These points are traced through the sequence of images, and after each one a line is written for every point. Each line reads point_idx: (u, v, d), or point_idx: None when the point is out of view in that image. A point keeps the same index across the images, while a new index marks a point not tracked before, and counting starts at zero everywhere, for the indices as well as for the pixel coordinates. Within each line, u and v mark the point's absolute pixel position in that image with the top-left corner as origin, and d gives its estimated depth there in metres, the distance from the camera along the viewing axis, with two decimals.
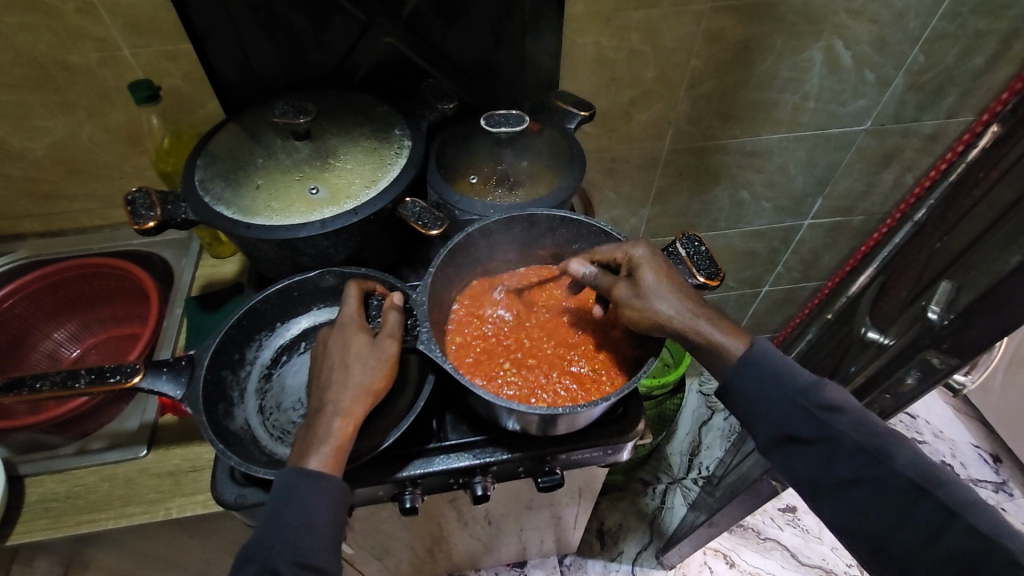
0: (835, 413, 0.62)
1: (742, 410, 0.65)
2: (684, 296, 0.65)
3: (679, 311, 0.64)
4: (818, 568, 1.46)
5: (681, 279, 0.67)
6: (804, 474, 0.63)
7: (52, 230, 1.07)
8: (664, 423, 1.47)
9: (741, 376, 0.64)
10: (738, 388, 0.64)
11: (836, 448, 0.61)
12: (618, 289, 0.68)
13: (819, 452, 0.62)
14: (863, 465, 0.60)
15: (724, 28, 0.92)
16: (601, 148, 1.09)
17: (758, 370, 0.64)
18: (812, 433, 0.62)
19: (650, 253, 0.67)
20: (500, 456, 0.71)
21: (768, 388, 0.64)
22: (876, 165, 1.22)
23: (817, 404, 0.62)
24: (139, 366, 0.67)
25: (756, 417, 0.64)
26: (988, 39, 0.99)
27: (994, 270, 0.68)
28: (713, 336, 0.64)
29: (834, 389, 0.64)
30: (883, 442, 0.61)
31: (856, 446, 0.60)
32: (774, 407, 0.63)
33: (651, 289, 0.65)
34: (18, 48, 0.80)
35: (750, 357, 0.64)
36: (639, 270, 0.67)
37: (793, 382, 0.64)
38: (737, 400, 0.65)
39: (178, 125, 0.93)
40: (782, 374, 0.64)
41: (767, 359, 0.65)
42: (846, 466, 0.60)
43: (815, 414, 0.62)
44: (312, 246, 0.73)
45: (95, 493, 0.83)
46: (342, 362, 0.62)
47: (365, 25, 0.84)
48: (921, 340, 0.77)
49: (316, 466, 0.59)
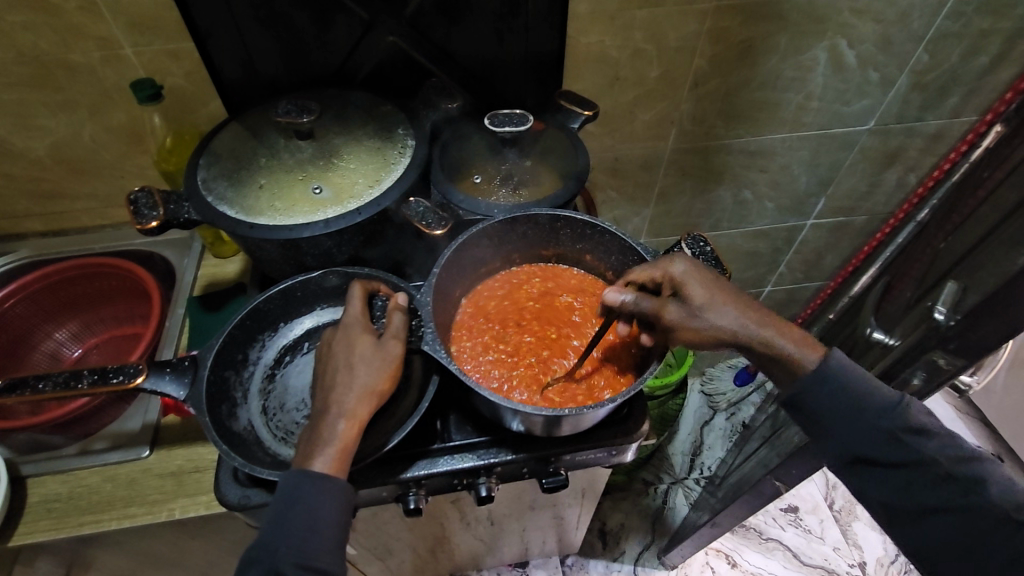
0: (921, 436, 0.62)
1: (821, 427, 0.66)
2: (737, 307, 0.66)
3: (737, 324, 0.65)
4: (820, 568, 1.45)
5: (727, 288, 0.66)
6: (883, 495, 0.65)
7: (53, 229, 1.06)
8: (666, 423, 1.46)
9: (817, 391, 0.64)
10: (814, 402, 0.65)
11: (926, 474, 0.62)
12: (666, 311, 0.66)
13: (904, 477, 0.63)
14: (953, 493, 0.61)
15: (728, 27, 0.91)
16: (604, 148, 1.08)
17: (836, 387, 0.64)
18: (898, 458, 0.62)
19: (691, 267, 0.66)
20: (503, 457, 0.71)
21: (849, 409, 0.64)
22: (879, 165, 1.22)
23: (904, 428, 0.62)
24: (141, 367, 0.67)
25: (830, 434, 0.65)
26: (992, 39, 0.99)
27: (1001, 271, 0.68)
28: (782, 344, 0.65)
29: (918, 408, 0.64)
30: (972, 468, 0.61)
31: (945, 473, 0.61)
32: (857, 429, 0.64)
33: (702, 306, 0.65)
34: (19, 47, 0.80)
35: (829, 367, 0.64)
36: (686, 288, 0.66)
37: (877, 403, 0.63)
38: (812, 414, 0.66)
39: (180, 125, 0.92)
40: (865, 395, 0.63)
41: (847, 375, 0.64)
42: (934, 492, 0.62)
43: (902, 440, 0.62)
44: (315, 246, 0.73)
45: (97, 494, 0.82)
46: (346, 364, 0.62)
47: (368, 24, 0.83)
48: (928, 341, 0.76)
49: (320, 469, 0.58)
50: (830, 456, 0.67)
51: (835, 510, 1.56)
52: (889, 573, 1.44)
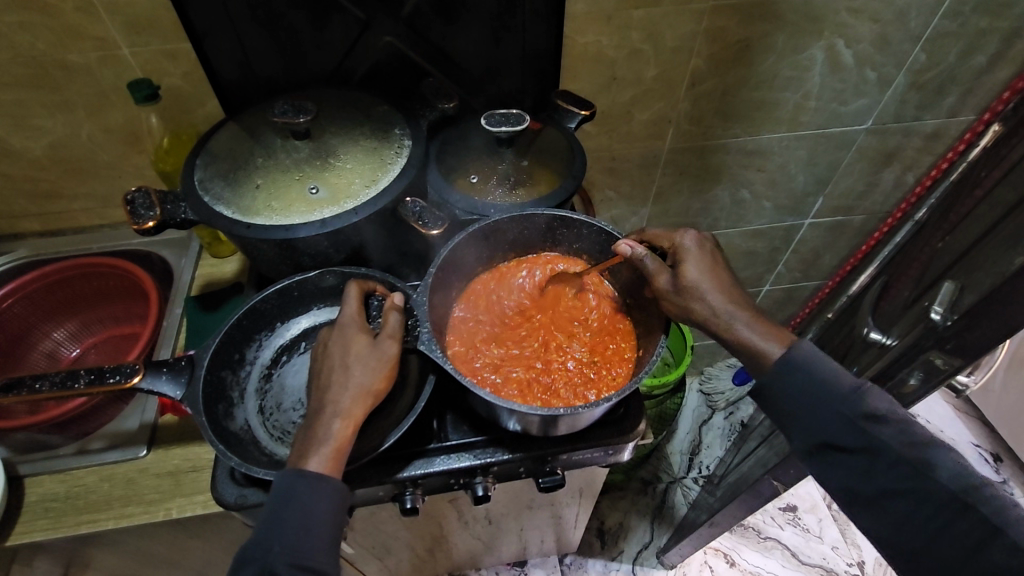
0: (880, 423, 0.61)
1: (781, 411, 0.66)
2: (726, 289, 0.67)
3: (722, 306, 0.66)
4: (818, 568, 1.46)
5: (723, 273, 0.68)
6: (842, 481, 0.64)
7: (51, 229, 1.06)
8: (664, 422, 1.47)
9: (782, 378, 0.64)
10: (779, 388, 0.65)
11: (878, 458, 0.61)
12: (660, 278, 0.68)
13: (857, 461, 0.62)
14: (906, 478, 0.60)
15: (725, 27, 0.91)
16: (602, 147, 1.08)
17: (800, 373, 0.64)
18: (853, 443, 0.62)
19: (697, 244, 0.70)
20: (500, 457, 0.71)
21: (808, 393, 0.63)
22: (876, 165, 1.22)
23: (861, 413, 0.62)
24: (138, 366, 0.67)
25: (794, 420, 0.65)
26: (989, 38, 0.99)
27: (998, 271, 0.68)
28: (749, 337, 0.66)
29: (879, 395, 0.62)
30: (928, 454, 0.60)
31: (897, 457, 0.60)
32: (815, 414, 0.63)
33: (694, 280, 0.67)
34: (17, 47, 0.80)
35: (791, 359, 0.64)
36: (684, 260, 0.69)
37: (836, 389, 0.62)
38: (777, 401, 0.65)
39: (177, 125, 0.92)
40: (824, 381, 0.63)
41: (809, 362, 0.64)
42: (887, 477, 0.61)
43: (856, 425, 0.61)
44: (312, 246, 0.73)
45: (95, 493, 0.83)
46: (342, 363, 0.62)
47: (365, 24, 0.83)
48: (925, 341, 0.77)
49: (315, 468, 0.59)
50: (793, 444, 0.67)
51: (833, 510, 1.56)
52: (887, 572, 1.44)
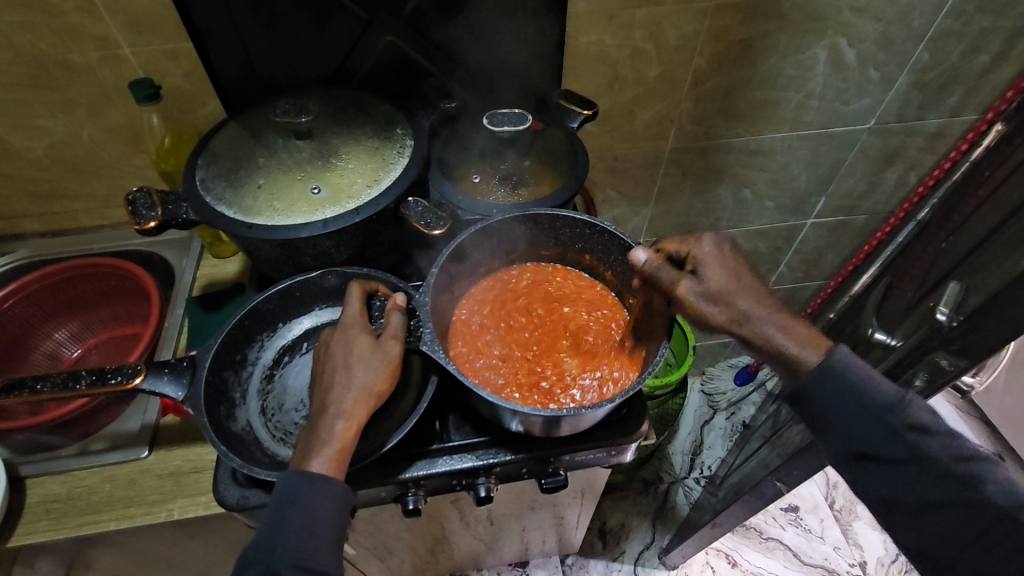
0: (922, 434, 0.60)
1: (820, 418, 0.64)
2: (750, 295, 0.65)
3: (749, 312, 0.65)
4: (820, 568, 1.45)
5: (745, 277, 0.67)
6: (883, 492, 0.62)
7: (52, 230, 1.06)
8: (666, 423, 1.46)
9: (821, 386, 0.62)
10: (818, 397, 0.63)
11: (922, 469, 0.59)
12: (682, 283, 0.67)
13: (901, 472, 0.60)
14: (951, 492, 0.58)
15: (728, 26, 0.91)
16: (604, 147, 1.08)
17: (838, 382, 0.62)
18: (895, 453, 0.60)
19: (715, 249, 0.68)
20: (502, 458, 0.71)
21: (851, 403, 0.61)
22: (879, 165, 1.22)
23: (902, 424, 0.60)
24: (140, 368, 0.67)
25: (834, 430, 0.63)
26: (992, 37, 0.99)
27: (1004, 272, 0.67)
28: (781, 342, 0.64)
29: (921, 405, 0.60)
30: (973, 467, 0.58)
31: (942, 469, 0.59)
32: (857, 423, 0.61)
33: (716, 288, 0.66)
34: (18, 46, 0.79)
35: (834, 365, 0.62)
36: (703, 267, 0.67)
37: (874, 398, 0.61)
38: (815, 409, 0.64)
39: (178, 125, 0.92)
40: (867, 391, 0.61)
41: (849, 371, 0.61)
42: (932, 490, 0.59)
43: (901, 435, 0.60)
44: (313, 246, 0.73)
45: (96, 494, 0.82)
46: (344, 364, 0.62)
47: (367, 23, 0.83)
48: (931, 341, 0.76)
49: (317, 470, 0.58)
50: (832, 451, 0.65)
51: (835, 510, 1.56)
52: (889, 572, 1.44)
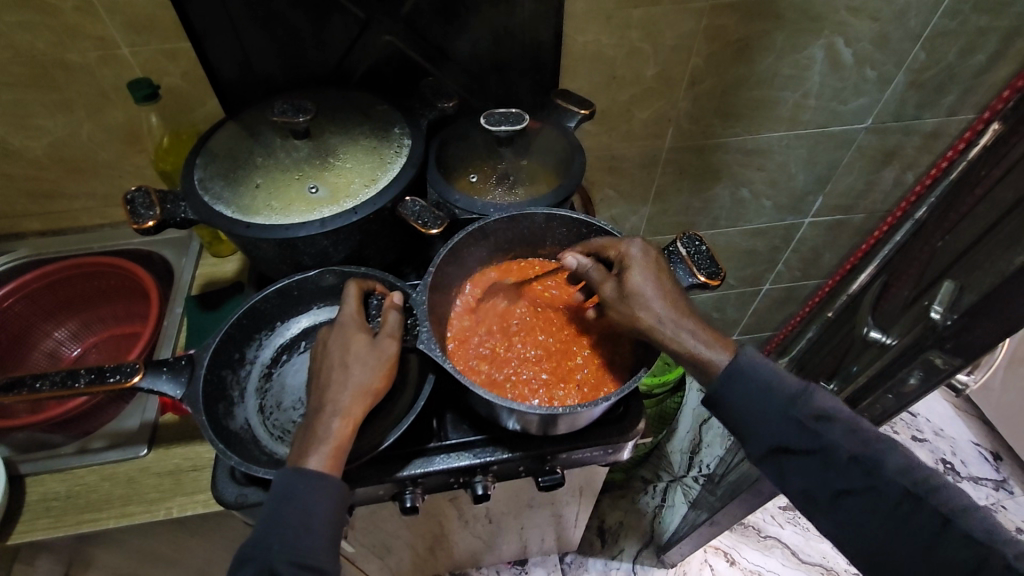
0: (827, 422, 0.62)
1: (734, 420, 0.65)
2: (670, 297, 0.65)
3: (662, 315, 0.64)
4: (818, 566, 1.46)
5: (670, 280, 0.66)
6: (798, 485, 0.64)
7: (52, 229, 1.07)
8: (665, 422, 1.47)
9: (730, 388, 0.63)
10: (728, 399, 0.64)
11: (830, 459, 0.61)
12: (605, 286, 0.68)
13: (813, 464, 0.62)
14: (860, 477, 0.61)
15: (724, 25, 0.91)
16: (602, 147, 1.09)
17: (747, 382, 0.63)
18: (806, 445, 0.62)
19: (642, 253, 0.67)
20: (500, 456, 0.71)
21: (760, 400, 0.63)
22: (876, 163, 1.22)
23: (810, 414, 0.62)
24: (138, 366, 0.67)
25: (749, 428, 0.64)
26: (989, 37, 0.99)
27: (998, 271, 0.68)
28: (691, 347, 0.63)
29: (823, 395, 0.64)
30: (877, 450, 0.61)
31: (849, 457, 0.61)
32: (767, 419, 0.63)
33: (637, 288, 0.65)
34: (17, 46, 0.80)
35: (737, 367, 0.63)
36: (630, 268, 0.66)
37: (781, 392, 0.63)
38: (727, 410, 0.64)
39: (177, 124, 0.92)
40: (772, 385, 0.63)
41: (756, 368, 0.64)
42: (842, 477, 0.61)
43: (809, 428, 0.62)
44: (311, 246, 0.73)
45: (95, 492, 0.83)
46: (341, 363, 0.62)
47: (364, 23, 0.83)
48: (925, 340, 0.76)
49: (315, 467, 0.59)
50: (748, 449, 0.65)
51: None
52: None
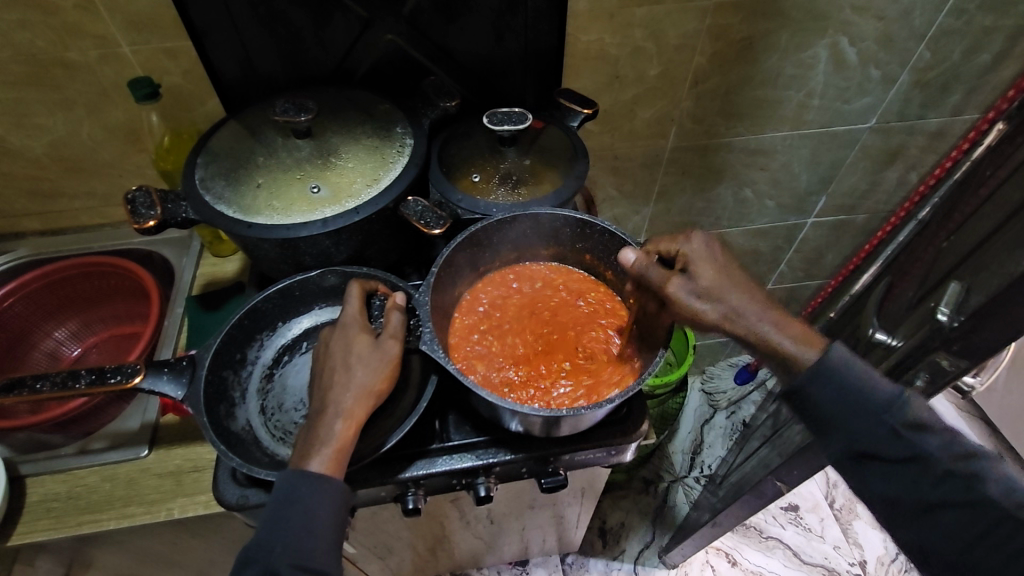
0: (922, 432, 0.59)
1: (821, 422, 0.63)
2: (743, 293, 0.65)
3: (742, 310, 0.64)
4: (820, 567, 1.45)
5: (738, 275, 0.66)
6: (885, 491, 0.62)
7: (51, 229, 1.06)
8: (666, 422, 1.46)
9: (817, 390, 0.62)
10: (814, 397, 0.62)
11: (923, 468, 0.59)
12: (674, 286, 0.65)
13: (905, 472, 0.60)
14: (956, 490, 0.59)
15: (728, 24, 0.91)
16: (604, 146, 1.08)
17: (835, 384, 0.61)
18: (898, 454, 0.60)
19: (705, 247, 0.67)
20: (502, 458, 0.71)
21: (849, 406, 0.61)
22: (880, 163, 1.21)
23: (903, 424, 0.59)
24: (139, 367, 0.67)
25: (833, 431, 0.62)
26: (994, 36, 0.98)
27: (1005, 272, 0.67)
28: (776, 340, 0.64)
29: (920, 402, 0.60)
30: (975, 465, 0.59)
31: (944, 469, 0.59)
32: (857, 424, 0.61)
33: (711, 285, 0.65)
34: (16, 45, 0.79)
35: (831, 363, 0.62)
36: (695, 267, 0.66)
37: (873, 398, 0.60)
38: (814, 412, 0.63)
39: (178, 124, 0.92)
40: (863, 390, 0.60)
41: (848, 369, 0.61)
42: (932, 490, 0.60)
43: (903, 437, 0.59)
44: (313, 246, 0.73)
45: (96, 493, 0.82)
46: (344, 364, 0.62)
47: (366, 22, 0.83)
48: (931, 341, 0.76)
49: (317, 469, 0.58)
50: (829, 450, 0.64)
51: (835, 509, 1.56)
52: (889, 571, 1.44)
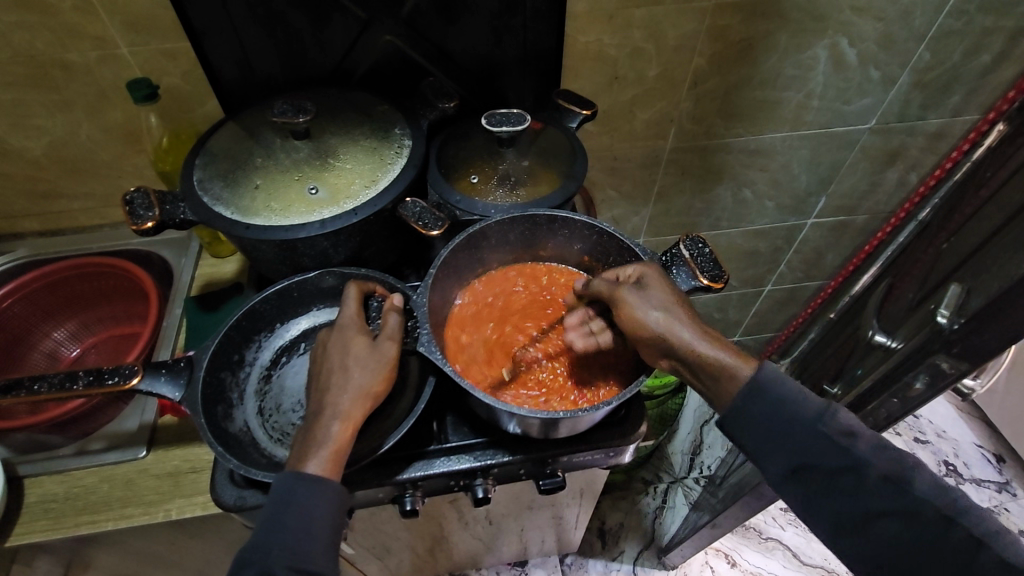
0: (852, 439, 0.61)
1: (756, 437, 0.64)
2: (687, 314, 0.65)
3: (684, 324, 0.64)
4: (820, 568, 1.45)
5: (682, 299, 0.66)
6: (827, 507, 0.61)
7: (51, 229, 1.06)
8: (665, 423, 1.45)
9: (753, 404, 0.63)
10: (750, 414, 0.63)
11: (860, 476, 0.60)
12: (624, 292, 0.66)
13: (844, 482, 0.60)
14: (890, 495, 0.59)
15: (728, 25, 0.91)
16: (604, 147, 1.08)
17: (768, 398, 0.63)
18: (833, 461, 0.60)
19: (658, 268, 0.68)
20: (500, 459, 0.71)
21: (783, 417, 0.62)
22: (880, 164, 1.21)
23: (834, 431, 0.61)
24: (137, 368, 0.67)
25: (770, 446, 0.63)
26: (994, 37, 0.98)
27: (1005, 275, 0.67)
28: (715, 358, 0.64)
29: (845, 413, 0.63)
30: (904, 469, 0.60)
31: (877, 474, 0.59)
32: (792, 435, 0.62)
33: (657, 303, 0.65)
34: (15, 46, 0.79)
35: (764, 380, 0.63)
36: (644, 286, 0.67)
37: (803, 409, 0.62)
38: (747, 429, 0.64)
39: (176, 124, 0.92)
40: (795, 401, 0.62)
41: (777, 384, 0.63)
42: (870, 497, 0.59)
43: (835, 443, 0.60)
44: (311, 248, 0.73)
45: (94, 494, 0.82)
46: (342, 365, 0.62)
47: (365, 23, 0.83)
48: (931, 343, 0.76)
49: (315, 471, 0.58)
50: (769, 472, 0.64)
51: None
52: None
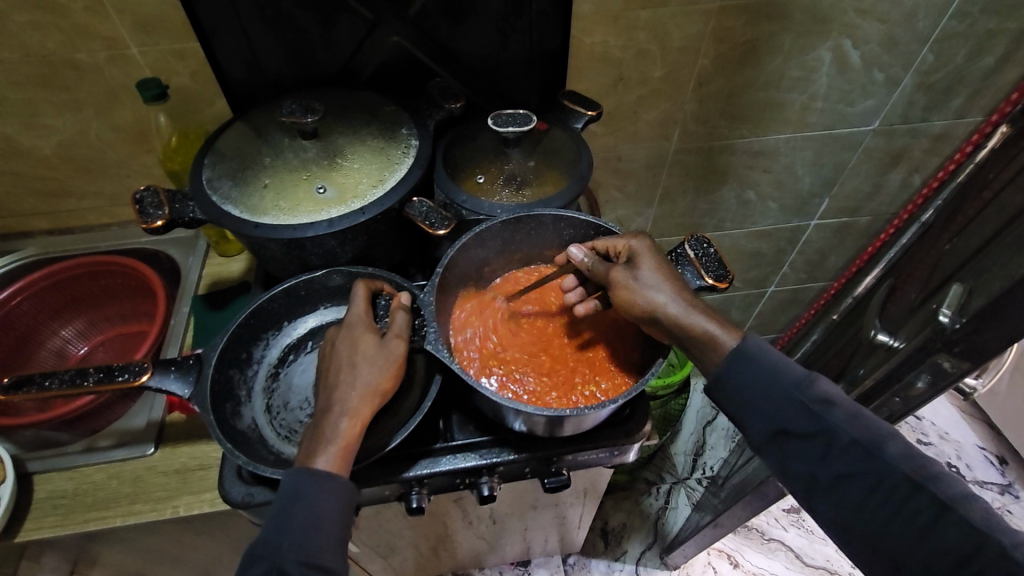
0: (829, 407, 0.61)
1: (735, 403, 0.65)
2: (677, 284, 0.67)
3: (669, 299, 0.66)
4: (822, 569, 1.45)
5: (678, 273, 0.68)
6: (798, 472, 0.62)
7: (59, 228, 1.07)
8: (669, 423, 1.46)
9: (733, 370, 0.64)
10: (731, 381, 0.65)
11: (830, 441, 0.60)
12: (613, 272, 0.70)
13: (814, 447, 0.61)
14: (859, 460, 0.59)
15: (732, 27, 0.91)
16: (608, 148, 1.08)
17: (750, 364, 0.64)
18: (806, 426, 0.61)
19: (649, 244, 0.70)
20: (505, 457, 0.71)
21: (761, 383, 0.63)
22: (884, 165, 1.22)
23: (810, 398, 0.62)
24: (146, 365, 0.67)
25: (747, 411, 0.64)
26: (998, 39, 0.98)
27: (1007, 275, 0.67)
28: (703, 330, 0.65)
29: (827, 383, 0.63)
30: (878, 436, 0.59)
31: (850, 439, 0.59)
32: (767, 401, 0.63)
33: (646, 272, 0.68)
34: (27, 46, 0.80)
35: (746, 351, 0.65)
36: (638, 258, 0.69)
37: (782, 377, 0.63)
38: (729, 394, 0.65)
39: (184, 125, 0.93)
40: (775, 370, 0.64)
41: (761, 355, 0.64)
42: (839, 462, 0.60)
43: (811, 409, 0.61)
44: (319, 246, 0.73)
45: (102, 491, 0.83)
46: (350, 363, 0.63)
47: (373, 24, 0.84)
48: (933, 343, 0.76)
49: (323, 467, 0.59)
50: (750, 435, 0.65)
51: None
52: None
